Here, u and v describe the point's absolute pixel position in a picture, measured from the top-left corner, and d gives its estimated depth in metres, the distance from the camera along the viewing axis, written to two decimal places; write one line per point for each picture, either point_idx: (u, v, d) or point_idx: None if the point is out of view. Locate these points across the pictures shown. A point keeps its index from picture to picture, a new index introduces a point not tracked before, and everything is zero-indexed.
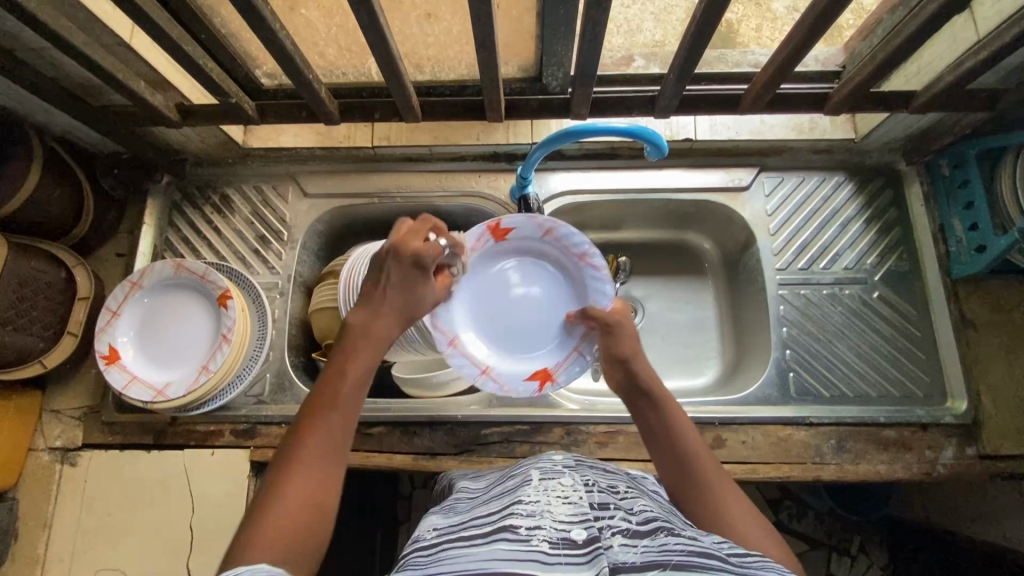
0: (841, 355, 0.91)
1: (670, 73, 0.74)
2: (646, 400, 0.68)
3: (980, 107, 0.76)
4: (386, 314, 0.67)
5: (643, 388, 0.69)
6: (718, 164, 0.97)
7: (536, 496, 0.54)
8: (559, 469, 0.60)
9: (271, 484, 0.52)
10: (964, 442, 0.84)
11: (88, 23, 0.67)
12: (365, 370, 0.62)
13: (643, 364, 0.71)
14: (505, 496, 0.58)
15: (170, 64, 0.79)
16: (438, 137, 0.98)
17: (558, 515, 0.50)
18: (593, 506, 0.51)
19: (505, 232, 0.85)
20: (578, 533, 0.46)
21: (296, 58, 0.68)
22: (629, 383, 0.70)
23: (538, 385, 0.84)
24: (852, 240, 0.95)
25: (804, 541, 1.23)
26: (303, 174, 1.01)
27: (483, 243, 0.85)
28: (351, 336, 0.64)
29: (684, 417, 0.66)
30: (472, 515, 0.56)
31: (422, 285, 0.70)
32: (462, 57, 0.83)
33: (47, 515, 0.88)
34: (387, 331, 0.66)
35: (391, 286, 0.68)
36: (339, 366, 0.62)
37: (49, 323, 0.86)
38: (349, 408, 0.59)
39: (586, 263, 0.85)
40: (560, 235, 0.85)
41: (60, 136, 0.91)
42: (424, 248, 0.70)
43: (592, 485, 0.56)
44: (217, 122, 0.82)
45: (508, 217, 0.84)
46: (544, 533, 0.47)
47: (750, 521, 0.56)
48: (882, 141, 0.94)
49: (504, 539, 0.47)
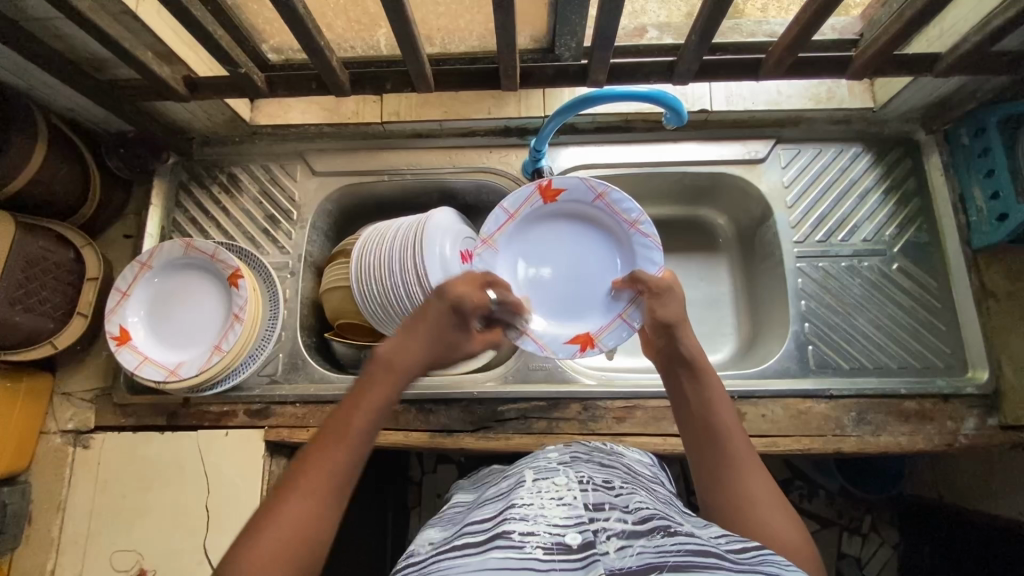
0: (860, 327, 0.90)
1: (690, 39, 0.72)
2: (686, 372, 0.66)
3: (1006, 70, 0.75)
4: (415, 348, 0.65)
5: (683, 361, 0.67)
6: (734, 137, 0.96)
7: (529, 496, 0.53)
8: (553, 467, 0.60)
9: (270, 511, 0.50)
10: (985, 413, 0.84)
11: None
12: (377, 407, 0.59)
13: (686, 331, 0.70)
14: (500, 499, 0.57)
15: (177, 36, 0.77)
16: (448, 111, 0.96)
17: (553, 518, 0.49)
18: (588, 507, 0.51)
19: (555, 193, 0.85)
20: (573, 537, 0.46)
21: (307, 24, 0.66)
22: (671, 354, 0.68)
23: (579, 349, 0.83)
24: (871, 211, 0.94)
25: (816, 521, 1.22)
26: (311, 152, 0.99)
27: (530, 203, 0.85)
28: (374, 373, 0.62)
29: (723, 396, 0.64)
30: (465, 523, 0.55)
31: (463, 332, 0.70)
32: (475, 27, 0.81)
33: (61, 498, 0.87)
34: (410, 368, 0.63)
35: (432, 322, 0.67)
36: (355, 398, 0.59)
37: (58, 303, 0.85)
38: (362, 440, 0.56)
39: (637, 230, 0.84)
40: (611, 200, 0.84)
41: (65, 115, 0.89)
42: (473, 296, 0.70)
43: (586, 481, 0.56)
44: (226, 96, 0.80)
45: (560, 178, 0.83)
46: (538, 539, 0.46)
47: (770, 508, 0.54)
48: (901, 110, 0.92)
49: (497, 546, 0.46)
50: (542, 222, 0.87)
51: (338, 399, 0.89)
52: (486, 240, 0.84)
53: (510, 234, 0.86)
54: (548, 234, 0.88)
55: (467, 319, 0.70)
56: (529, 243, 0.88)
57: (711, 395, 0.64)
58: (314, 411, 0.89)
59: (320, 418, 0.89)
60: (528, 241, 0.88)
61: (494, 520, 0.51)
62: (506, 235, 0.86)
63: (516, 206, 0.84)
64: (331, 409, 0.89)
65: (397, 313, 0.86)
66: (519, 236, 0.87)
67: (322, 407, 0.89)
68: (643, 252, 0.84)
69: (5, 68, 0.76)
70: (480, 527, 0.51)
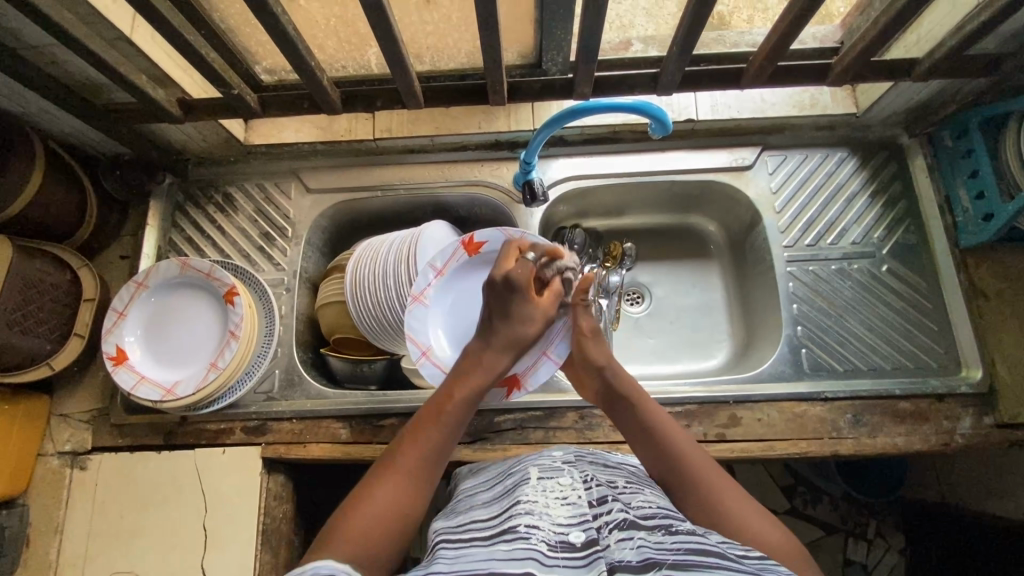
0: (852, 330, 0.90)
1: (671, 51, 0.74)
2: (624, 403, 0.68)
3: (983, 73, 0.76)
4: (499, 343, 0.69)
5: (619, 393, 0.69)
6: (721, 145, 0.97)
7: (534, 494, 0.55)
8: (558, 466, 0.61)
9: (365, 488, 0.56)
10: (981, 412, 0.84)
11: (89, 17, 0.67)
12: (477, 389, 0.65)
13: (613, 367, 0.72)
14: (503, 495, 0.58)
15: (172, 60, 0.79)
16: (439, 127, 0.97)
17: (557, 518, 0.51)
18: (591, 504, 0.52)
19: (478, 245, 0.85)
20: (576, 535, 0.48)
21: (298, 45, 0.68)
22: (606, 390, 0.71)
23: (507, 391, 0.84)
24: (858, 215, 0.95)
25: (821, 527, 1.21)
26: (305, 170, 1.01)
27: (456, 258, 0.85)
28: (467, 364, 0.68)
29: (665, 417, 0.66)
30: (470, 516, 0.56)
31: (529, 304, 0.71)
32: (463, 44, 0.83)
33: (57, 519, 0.87)
34: (503, 362, 0.69)
35: (495, 310, 0.71)
36: (451, 387, 0.65)
37: (55, 325, 0.86)
38: (452, 428, 0.62)
39: None
40: None
41: (62, 139, 0.91)
42: (519, 269, 0.70)
43: (590, 480, 0.57)
44: (220, 117, 0.82)
45: (479, 231, 0.83)
46: (543, 534, 0.48)
47: (755, 518, 0.56)
48: (883, 115, 0.94)
49: (504, 539, 0.48)
50: (471, 273, 0.87)
51: (334, 414, 0.89)
52: (417, 296, 0.82)
53: (440, 289, 0.85)
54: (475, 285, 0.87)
55: (524, 292, 0.70)
56: (458, 295, 0.87)
57: (655, 420, 0.65)
58: (310, 427, 0.89)
59: (317, 434, 0.89)
60: (456, 294, 0.87)
61: (500, 515, 0.53)
62: (435, 289, 0.84)
63: (443, 263, 0.84)
64: (327, 424, 0.89)
65: (391, 326, 0.86)
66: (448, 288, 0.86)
67: (319, 422, 0.89)
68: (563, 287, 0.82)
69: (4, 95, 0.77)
70: (486, 523, 0.52)
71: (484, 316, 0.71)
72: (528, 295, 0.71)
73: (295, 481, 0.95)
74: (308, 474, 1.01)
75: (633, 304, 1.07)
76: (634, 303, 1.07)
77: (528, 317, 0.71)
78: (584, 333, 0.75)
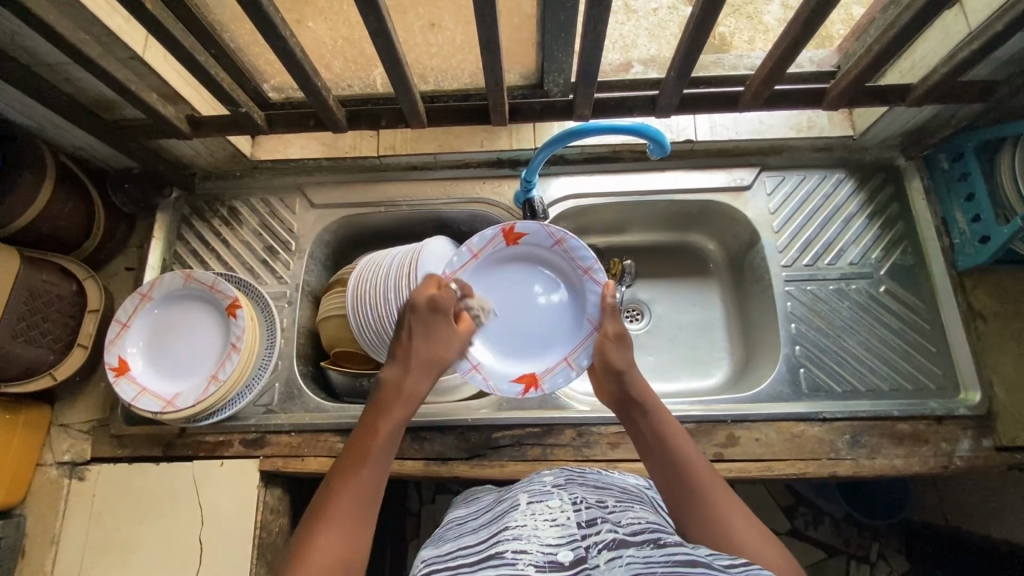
0: (850, 349, 0.90)
1: (669, 75, 0.76)
2: (639, 410, 0.70)
3: (976, 99, 0.78)
4: (416, 367, 0.72)
5: (635, 399, 0.71)
6: (719, 165, 0.98)
7: (522, 518, 0.55)
8: (547, 490, 0.61)
9: (308, 532, 0.53)
10: (980, 434, 0.84)
11: (103, 36, 0.69)
12: (399, 422, 0.66)
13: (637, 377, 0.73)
14: (494, 521, 0.58)
15: (182, 78, 0.81)
16: (442, 145, 0.99)
17: (545, 539, 0.51)
18: (580, 526, 0.52)
19: (518, 236, 0.86)
20: (565, 555, 0.48)
21: (305, 66, 0.70)
22: (623, 394, 0.72)
23: (523, 388, 0.85)
24: (856, 235, 0.95)
25: (823, 549, 1.20)
26: (310, 185, 1.02)
27: (494, 244, 0.86)
28: (387, 394, 0.69)
29: (679, 431, 0.66)
30: (460, 545, 0.55)
31: (444, 334, 0.75)
32: (466, 65, 0.85)
33: (54, 530, 0.87)
34: (420, 388, 0.71)
35: (421, 333, 0.74)
36: (371, 422, 0.65)
37: (59, 335, 0.87)
38: (379, 457, 0.61)
39: (590, 276, 0.85)
40: (568, 246, 0.85)
41: (73, 153, 0.93)
42: (443, 298, 0.76)
43: (579, 502, 0.57)
44: (228, 133, 0.84)
45: (522, 222, 0.84)
46: (531, 556, 0.48)
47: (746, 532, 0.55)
48: (880, 138, 0.95)
49: (491, 564, 0.48)
50: (505, 261, 0.88)
51: (333, 427, 0.89)
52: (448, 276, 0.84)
53: (472, 272, 0.87)
54: (507, 275, 0.89)
55: (446, 319, 0.76)
56: (490, 281, 0.88)
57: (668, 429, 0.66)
58: (308, 440, 0.89)
59: (315, 447, 0.89)
60: (489, 279, 0.88)
61: (489, 542, 0.52)
62: (467, 272, 0.86)
63: (480, 245, 0.85)
64: (326, 437, 0.89)
65: (391, 341, 0.87)
66: (480, 274, 0.87)
67: (317, 436, 0.90)
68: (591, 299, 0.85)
69: (18, 109, 0.79)
70: (474, 549, 0.52)
71: (408, 335, 0.74)
72: (446, 324, 0.76)
73: (292, 494, 0.95)
74: (305, 487, 1.00)
75: (632, 321, 1.07)
76: (634, 319, 1.07)
77: (447, 342, 0.75)
78: (610, 337, 0.78)
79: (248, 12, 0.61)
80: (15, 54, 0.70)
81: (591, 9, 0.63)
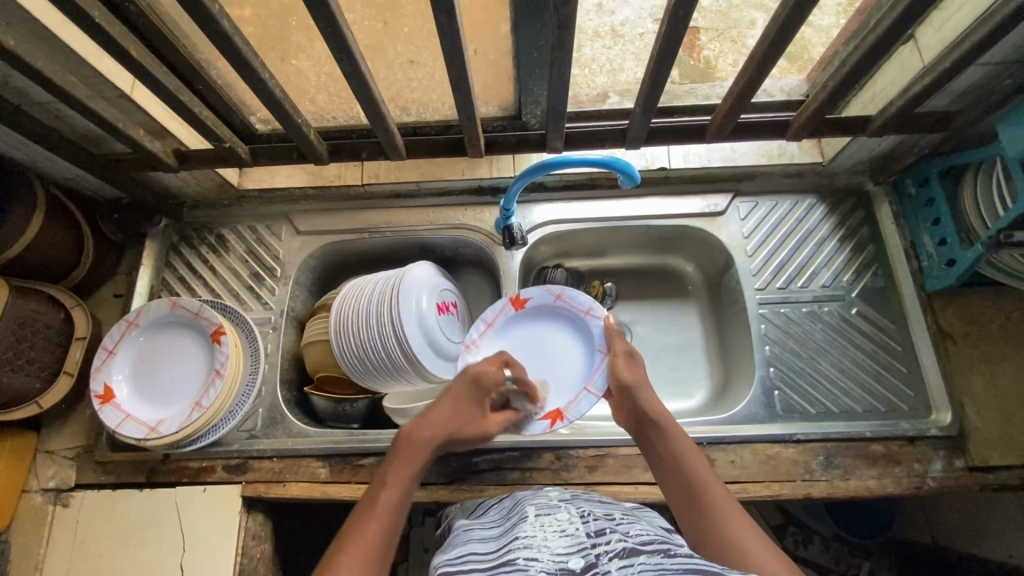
0: (824, 371, 0.92)
1: (636, 107, 0.78)
2: (653, 431, 0.73)
3: (935, 128, 0.81)
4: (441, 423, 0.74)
5: (648, 417, 0.74)
6: (694, 191, 1.01)
7: (532, 529, 0.56)
8: (554, 504, 0.62)
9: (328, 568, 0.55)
10: (952, 454, 0.85)
11: (92, 77, 0.72)
12: (420, 459, 0.69)
13: (649, 396, 0.77)
14: (503, 532, 0.59)
15: (169, 114, 0.84)
16: (424, 174, 1.02)
17: (555, 547, 0.52)
18: (589, 535, 0.53)
19: (525, 301, 0.93)
20: (575, 561, 0.49)
21: (285, 104, 0.73)
22: (638, 413, 0.75)
23: (550, 423, 0.87)
24: (828, 258, 0.98)
25: (814, 569, 1.20)
26: (296, 213, 1.05)
27: (505, 313, 0.93)
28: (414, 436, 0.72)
29: (690, 449, 0.70)
30: (472, 550, 0.57)
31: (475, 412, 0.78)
32: (445, 98, 0.88)
33: (37, 558, 0.87)
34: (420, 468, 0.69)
35: (459, 401, 0.77)
36: (392, 471, 0.67)
37: (46, 363, 0.89)
38: (397, 510, 0.63)
39: (591, 316, 0.91)
40: (568, 297, 0.92)
41: (63, 184, 0.95)
42: (494, 379, 0.80)
43: (587, 514, 0.58)
44: (212, 166, 0.87)
45: (527, 289, 0.93)
46: (542, 564, 0.49)
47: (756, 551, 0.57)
48: (848, 164, 0.98)
49: (503, 571, 0.50)
50: (517, 329, 0.93)
51: (314, 453, 0.90)
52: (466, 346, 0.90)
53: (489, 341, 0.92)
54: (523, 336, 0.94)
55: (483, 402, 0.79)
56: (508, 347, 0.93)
57: (678, 450, 0.70)
58: (291, 465, 0.90)
59: (297, 472, 0.90)
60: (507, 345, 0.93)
61: (500, 548, 0.54)
62: (485, 341, 0.92)
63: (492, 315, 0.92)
64: (308, 462, 0.90)
65: (372, 365, 0.89)
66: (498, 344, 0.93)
67: (299, 461, 0.91)
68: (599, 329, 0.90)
69: (9, 145, 0.82)
70: (487, 554, 0.54)
71: (450, 398, 0.77)
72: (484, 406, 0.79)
73: (276, 520, 0.96)
74: (289, 511, 1.01)
75: None
76: None
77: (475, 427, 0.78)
78: (619, 355, 0.84)
79: (228, 57, 0.64)
80: (6, 94, 0.73)
81: (555, 53, 0.66)
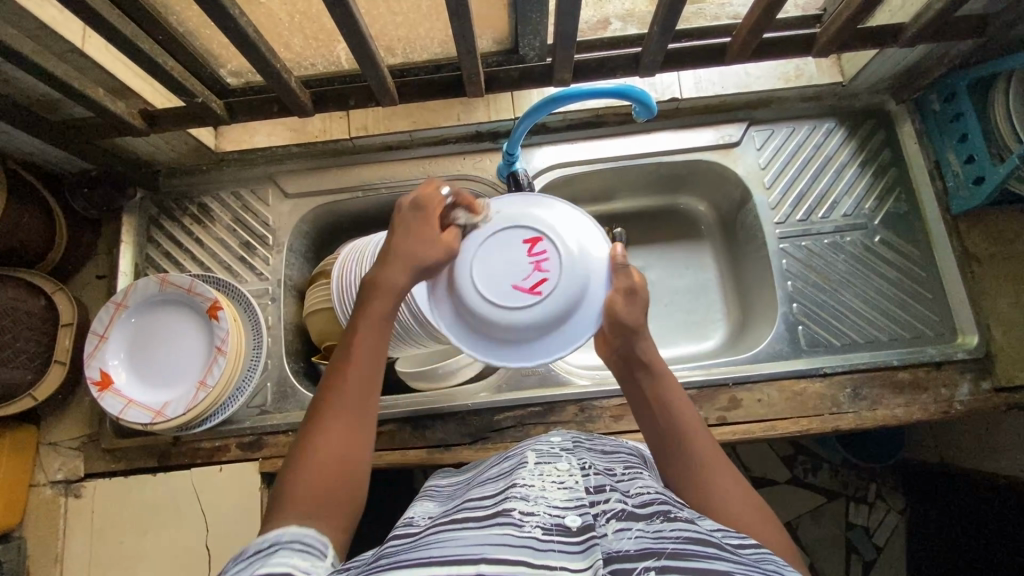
0: (848, 303, 0.90)
1: (652, 29, 0.71)
2: (643, 375, 0.66)
3: (970, 34, 0.75)
4: (400, 262, 0.63)
5: (640, 360, 0.65)
6: (706, 123, 0.95)
7: (531, 478, 0.52)
8: (556, 453, 0.59)
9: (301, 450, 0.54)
10: (978, 376, 0.84)
11: (36, 30, 0.63)
12: (384, 318, 0.62)
13: (641, 338, 0.66)
14: (501, 477, 0.56)
15: (128, 69, 0.75)
16: (417, 121, 0.94)
17: (554, 502, 0.48)
18: (588, 491, 0.50)
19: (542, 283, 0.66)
20: (572, 520, 0.45)
21: (260, 45, 0.65)
22: (628, 352, 0.65)
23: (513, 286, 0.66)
24: (849, 186, 0.93)
25: (822, 494, 1.21)
26: (281, 174, 0.97)
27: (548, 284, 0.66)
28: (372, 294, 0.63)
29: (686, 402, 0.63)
30: (466, 499, 0.53)
31: (421, 242, 0.64)
32: (435, 34, 0.79)
33: (56, 550, 0.85)
34: (398, 278, 0.63)
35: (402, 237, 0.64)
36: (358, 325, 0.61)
37: (34, 353, 0.84)
38: (365, 369, 0.59)
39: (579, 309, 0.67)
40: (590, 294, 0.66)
41: (21, 158, 0.86)
42: (427, 199, 0.66)
43: (588, 468, 0.55)
44: (185, 126, 0.79)
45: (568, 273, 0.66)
46: (539, 519, 0.45)
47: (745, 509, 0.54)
48: (871, 81, 0.91)
49: (494, 524, 0.45)
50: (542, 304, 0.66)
51: None
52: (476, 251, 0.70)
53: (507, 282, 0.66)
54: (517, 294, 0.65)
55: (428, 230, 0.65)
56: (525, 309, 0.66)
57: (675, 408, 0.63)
58: None
59: None
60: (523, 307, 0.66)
61: (496, 498, 0.50)
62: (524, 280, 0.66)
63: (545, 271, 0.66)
64: None
65: None
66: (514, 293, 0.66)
67: None
68: (551, 210, 0.69)
69: None
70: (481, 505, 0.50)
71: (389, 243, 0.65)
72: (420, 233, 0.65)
73: None
74: None
75: None
76: None
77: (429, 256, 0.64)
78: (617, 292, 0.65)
79: None
80: None
81: None
